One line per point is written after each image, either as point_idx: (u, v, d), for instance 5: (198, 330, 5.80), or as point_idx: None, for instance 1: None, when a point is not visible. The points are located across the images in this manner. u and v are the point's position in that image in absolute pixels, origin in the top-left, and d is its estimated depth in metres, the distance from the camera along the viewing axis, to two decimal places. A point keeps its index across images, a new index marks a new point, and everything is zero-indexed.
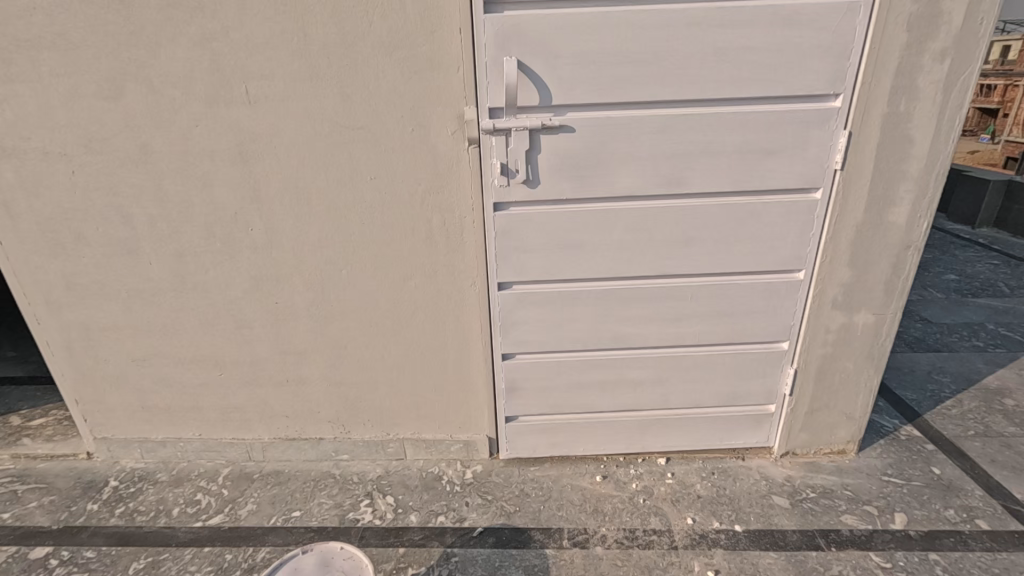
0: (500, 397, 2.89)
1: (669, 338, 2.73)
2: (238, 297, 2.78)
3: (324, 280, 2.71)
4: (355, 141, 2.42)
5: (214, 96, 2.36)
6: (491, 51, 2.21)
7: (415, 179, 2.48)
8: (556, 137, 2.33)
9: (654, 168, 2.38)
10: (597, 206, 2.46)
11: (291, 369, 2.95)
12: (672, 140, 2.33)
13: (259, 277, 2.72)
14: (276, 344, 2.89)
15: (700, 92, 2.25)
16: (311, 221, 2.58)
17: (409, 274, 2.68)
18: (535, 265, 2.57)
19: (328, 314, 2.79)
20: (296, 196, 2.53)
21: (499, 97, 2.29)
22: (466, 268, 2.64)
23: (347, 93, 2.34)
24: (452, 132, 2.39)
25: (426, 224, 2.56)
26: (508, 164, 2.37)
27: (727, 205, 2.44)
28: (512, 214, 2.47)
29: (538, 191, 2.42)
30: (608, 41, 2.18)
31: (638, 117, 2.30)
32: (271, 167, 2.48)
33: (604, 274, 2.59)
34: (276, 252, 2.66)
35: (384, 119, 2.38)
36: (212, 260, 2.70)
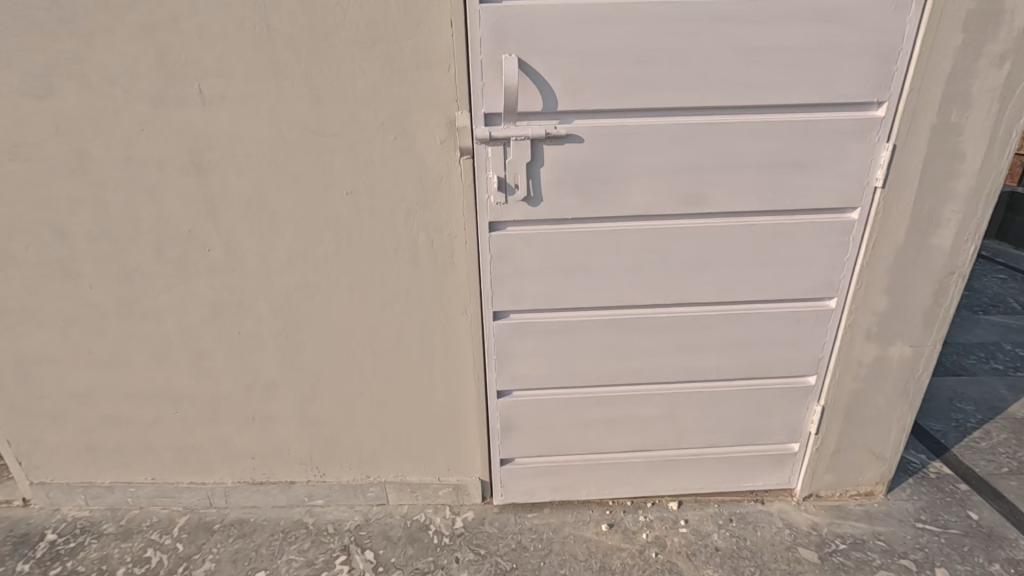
0: (494, 437, 2.57)
1: (686, 372, 2.43)
2: (194, 326, 2.42)
3: (294, 308, 2.37)
4: (329, 149, 2.09)
5: (161, 95, 2.02)
6: (487, 47, 1.90)
7: (398, 194, 2.15)
8: (561, 148, 2.03)
9: (673, 184, 2.09)
10: (608, 226, 2.16)
11: (257, 405, 2.60)
12: (693, 152, 2.04)
13: (218, 303, 2.37)
14: (239, 378, 2.53)
15: (726, 97, 1.97)
16: (278, 241, 2.24)
17: (392, 302, 2.35)
18: (535, 291, 2.26)
19: (299, 344, 2.45)
20: (260, 211, 2.19)
21: (496, 101, 1.98)
22: (458, 295, 2.32)
23: (319, 94, 2.01)
24: (442, 141, 2.08)
25: (411, 244, 2.23)
26: (507, 178, 2.06)
27: (754, 225, 2.15)
28: (511, 235, 2.16)
29: (540, 209, 2.12)
30: (622, 38, 1.89)
31: (655, 127, 2.01)
32: (230, 179, 2.14)
33: (613, 302, 2.28)
34: (238, 276, 2.31)
35: (363, 125, 2.05)
36: (164, 284, 2.34)
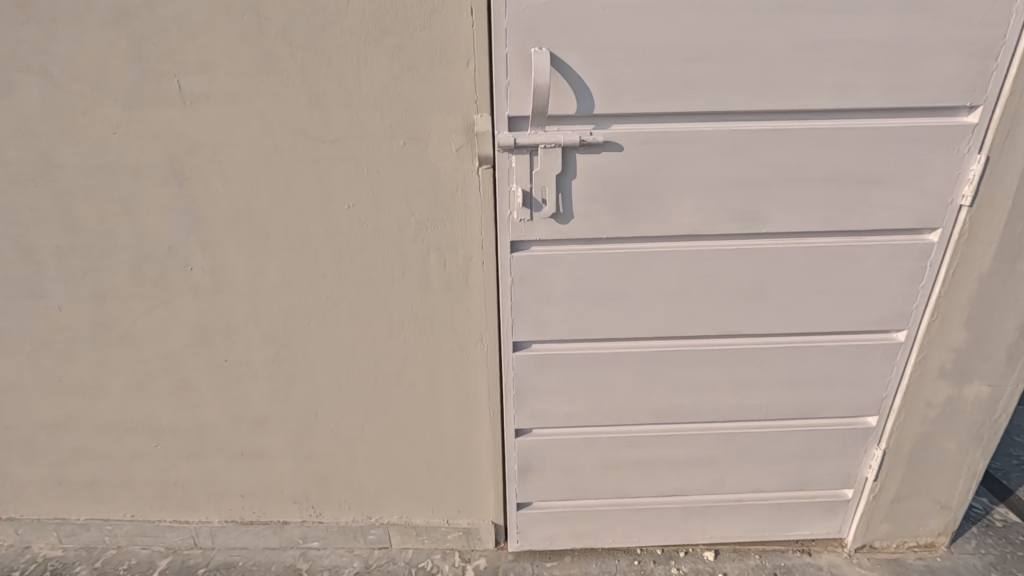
0: (511, 479, 2.29)
1: (730, 411, 2.15)
2: (176, 352, 2.16)
3: (287, 335, 2.10)
4: (328, 156, 1.81)
5: (136, 92, 1.75)
6: (513, 39, 1.64)
7: (407, 209, 1.88)
8: (597, 158, 1.76)
9: (724, 201, 1.81)
10: (647, 248, 1.88)
11: (247, 439, 2.33)
12: (749, 164, 1.76)
13: (202, 328, 2.10)
14: (226, 409, 2.27)
15: (792, 101, 1.69)
16: (270, 259, 1.97)
17: (398, 329, 2.07)
18: (562, 320, 1.98)
19: (293, 374, 2.18)
20: (250, 226, 1.92)
21: (522, 102, 1.71)
22: (472, 322, 2.04)
23: (317, 92, 1.74)
24: (458, 148, 1.80)
25: (421, 265, 1.96)
26: (533, 192, 1.79)
27: (817, 248, 1.87)
28: (535, 257, 1.88)
29: (570, 226, 1.84)
30: (671, 30, 1.62)
31: (706, 134, 1.73)
32: (216, 189, 1.87)
33: (651, 333, 2.00)
34: (225, 298, 2.05)
35: (367, 128, 1.78)
36: (142, 305, 2.08)
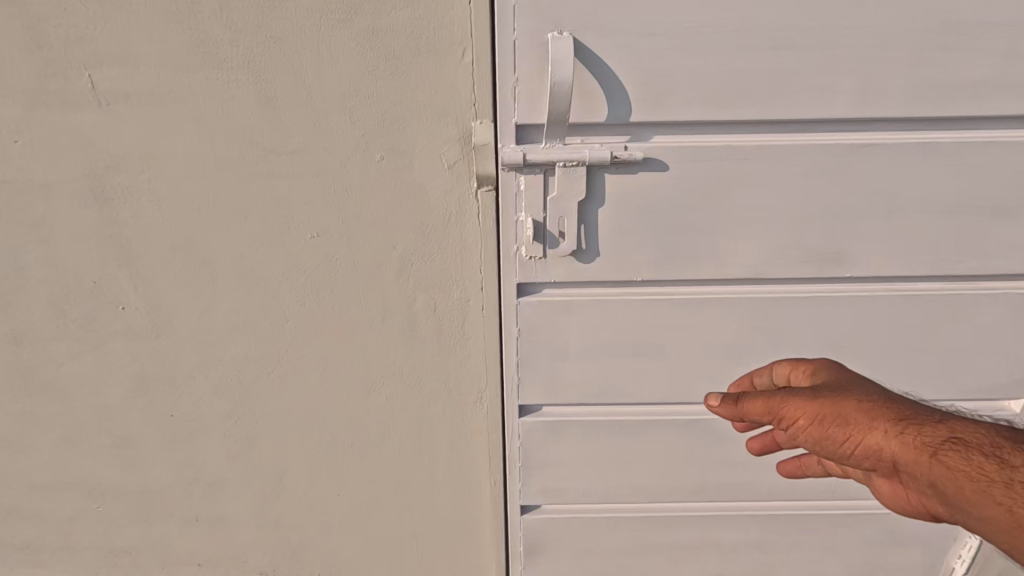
0: (516, 561, 1.89)
1: (788, 488, 1.73)
2: (113, 404, 1.78)
3: (243, 389, 1.71)
4: (284, 173, 1.41)
5: (40, 90, 1.36)
6: (524, 23, 1.25)
7: (386, 240, 1.47)
8: (631, 181, 1.36)
9: (796, 237, 1.40)
10: (691, 294, 1.48)
11: (201, 505, 1.95)
12: (828, 188, 1.36)
13: (142, 377, 1.73)
14: (175, 470, 1.89)
15: (883, 108, 1.31)
16: (217, 298, 1.58)
17: (377, 386, 1.67)
18: (581, 379, 1.58)
19: (252, 433, 1.79)
20: (191, 258, 1.53)
21: (535, 106, 1.32)
22: (470, 377, 1.64)
23: (267, 90, 1.34)
24: (452, 164, 1.40)
25: (405, 308, 1.55)
26: (547, 223, 1.39)
27: (914, 296, 1.44)
28: (550, 303, 1.48)
29: (594, 267, 1.45)
30: (729, 15, 1.24)
31: (774, 150, 1.34)
32: (147, 212, 1.48)
33: (694, 398, 1.60)
34: (166, 344, 1.66)
35: (334, 139, 1.38)
36: (68, 350, 1.70)
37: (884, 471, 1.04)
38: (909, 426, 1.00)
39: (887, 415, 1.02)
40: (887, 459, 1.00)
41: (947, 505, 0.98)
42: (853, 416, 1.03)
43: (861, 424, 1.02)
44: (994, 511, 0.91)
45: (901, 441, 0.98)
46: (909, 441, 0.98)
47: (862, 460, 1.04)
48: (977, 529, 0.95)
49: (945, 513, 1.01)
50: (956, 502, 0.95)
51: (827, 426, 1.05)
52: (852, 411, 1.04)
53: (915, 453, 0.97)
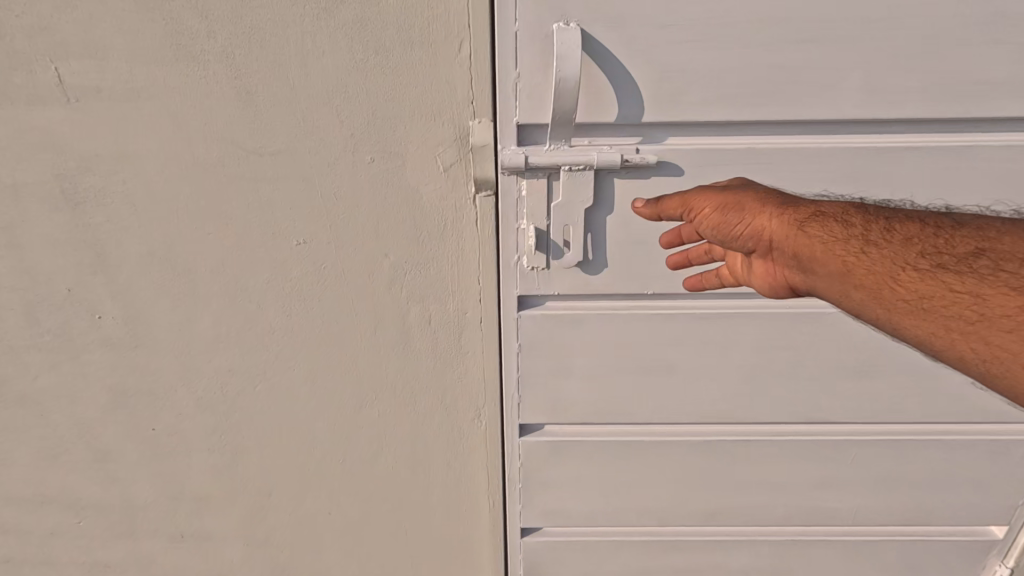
0: None
1: (806, 513, 1.63)
2: (92, 417, 1.69)
3: (227, 403, 1.61)
4: (267, 176, 1.31)
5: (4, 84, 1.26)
6: (527, 14, 1.16)
7: (377, 249, 1.37)
8: (642, 187, 1.28)
9: None
10: (707, 308, 1.41)
11: (183, 524, 1.84)
12: (857, 196, 1.26)
13: (121, 389, 1.63)
14: (157, 486, 1.79)
15: (920, 109, 1.19)
16: (198, 308, 1.48)
17: (369, 401, 1.57)
18: (587, 397, 1.49)
19: (236, 450, 1.69)
20: (169, 265, 1.43)
21: (538, 104, 1.23)
22: (468, 394, 1.53)
23: (248, 85, 1.24)
24: (448, 167, 1.29)
25: (398, 320, 1.45)
26: (551, 231, 1.32)
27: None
28: (555, 318, 1.41)
29: (601, 279, 1.37)
30: (752, 6, 1.13)
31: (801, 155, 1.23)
32: (121, 216, 1.38)
33: (710, 419, 1.51)
34: (146, 355, 1.57)
35: (320, 139, 1.28)
36: (43, 360, 1.61)
37: (757, 253, 1.13)
38: (791, 208, 1.09)
39: (775, 201, 1.11)
40: (765, 238, 1.09)
41: (804, 275, 1.06)
42: (748, 203, 1.12)
43: (754, 210, 1.11)
44: (837, 266, 1.00)
45: (778, 218, 1.08)
46: (785, 219, 1.07)
47: (741, 244, 1.14)
48: (822, 291, 1.05)
49: (801, 288, 1.09)
50: (805, 266, 1.05)
51: (727, 214, 1.13)
52: (749, 199, 1.13)
53: (784, 229, 1.07)
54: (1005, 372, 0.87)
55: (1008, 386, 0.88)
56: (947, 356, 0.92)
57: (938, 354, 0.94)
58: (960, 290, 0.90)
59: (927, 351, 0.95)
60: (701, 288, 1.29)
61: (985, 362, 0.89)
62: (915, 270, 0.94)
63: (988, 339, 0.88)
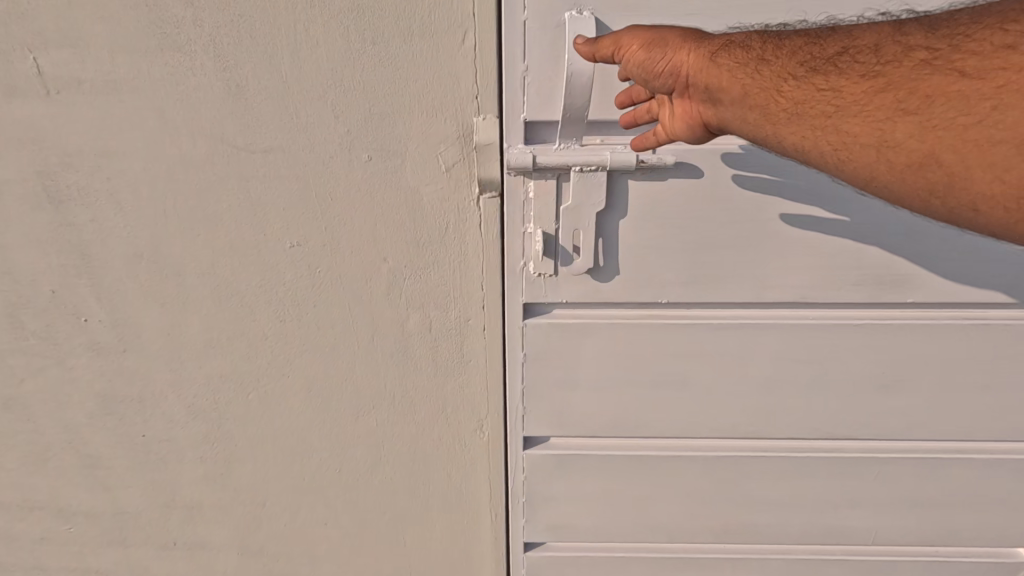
0: None
1: (824, 532, 1.55)
2: (79, 423, 1.63)
3: (219, 410, 1.54)
4: (258, 175, 1.24)
5: None
6: (536, 2, 1.09)
7: (376, 252, 1.30)
8: (660, 189, 1.22)
9: (843, 255, 1.26)
10: (724, 320, 1.33)
11: (175, 533, 1.78)
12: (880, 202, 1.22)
13: (108, 395, 1.56)
14: (147, 495, 1.72)
15: None
16: (187, 312, 1.41)
17: (367, 410, 1.50)
18: (595, 408, 1.42)
19: (229, 458, 1.62)
20: (157, 267, 1.36)
21: (547, 99, 1.15)
22: (471, 405, 1.46)
23: (237, 77, 1.16)
24: (450, 166, 1.21)
25: (398, 327, 1.38)
26: (560, 236, 1.24)
27: (970, 325, 1.30)
28: (561, 328, 1.33)
29: (612, 286, 1.30)
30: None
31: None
32: (105, 214, 1.31)
33: (723, 432, 1.44)
34: (133, 360, 1.50)
35: (315, 136, 1.20)
36: (28, 364, 1.54)
37: (677, 95, 1.04)
38: (707, 41, 1.00)
39: (698, 36, 1.02)
40: (676, 76, 1.00)
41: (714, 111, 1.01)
42: (670, 38, 1.02)
43: (675, 44, 1.01)
44: (732, 89, 0.95)
45: (689, 52, 1.00)
46: (698, 52, 0.99)
47: (659, 85, 1.04)
48: (734, 124, 0.98)
49: (714, 125, 1.01)
50: (707, 96, 0.99)
51: (651, 50, 1.02)
52: (672, 34, 1.02)
53: (693, 62, 0.99)
54: (863, 167, 0.85)
55: (865, 180, 0.86)
56: (820, 159, 0.89)
57: (814, 162, 0.91)
58: (829, 90, 0.86)
59: (805, 161, 0.92)
60: (642, 149, 1.12)
61: (848, 158, 0.86)
62: (790, 80, 0.91)
63: (842, 128, 0.85)
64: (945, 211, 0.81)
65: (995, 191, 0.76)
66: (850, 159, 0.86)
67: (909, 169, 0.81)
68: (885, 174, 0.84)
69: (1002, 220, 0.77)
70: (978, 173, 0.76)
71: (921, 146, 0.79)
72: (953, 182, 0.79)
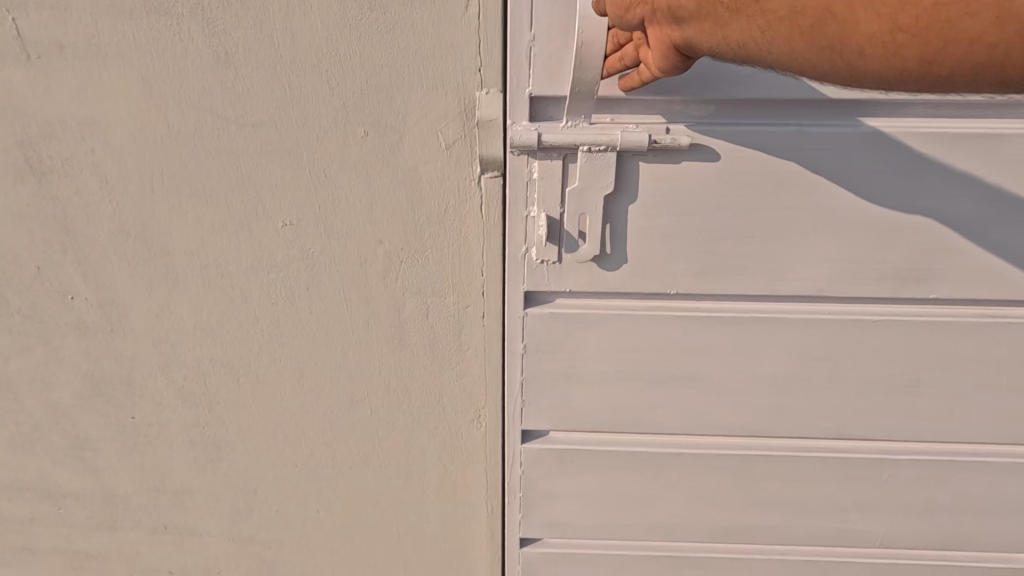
0: None
1: (831, 534, 1.50)
2: (66, 404, 1.58)
3: (209, 395, 1.50)
4: (248, 149, 1.18)
5: None
6: None
7: (371, 233, 1.24)
8: (672, 174, 1.15)
9: (862, 246, 1.20)
10: (735, 314, 1.27)
11: (166, 516, 1.74)
12: (901, 190, 1.16)
13: (97, 375, 1.52)
14: (138, 477, 1.68)
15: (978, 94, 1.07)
16: (175, 290, 1.35)
17: (360, 397, 1.45)
18: (597, 402, 1.37)
19: (219, 442, 1.57)
20: (143, 244, 1.30)
21: (554, 74, 1.08)
22: (468, 393, 1.41)
23: (225, 43, 1.09)
24: (450, 143, 1.15)
25: (393, 311, 1.32)
26: (565, 221, 1.18)
27: (992, 323, 1.24)
28: (563, 318, 1.28)
29: (618, 275, 1.24)
30: None
31: (842, 141, 1.13)
32: (90, 188, 1.25)
33: (730, 428, 1.38)
34: (120, 340, 1.45)
35: (307, 108, 1.14)
36: (13, 343, 1.50)
37: (647, 24, 0.88)
38: None
39: None
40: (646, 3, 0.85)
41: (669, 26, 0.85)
42: None
43: None
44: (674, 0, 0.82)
45: None
46: None
47: (630, 19, 0.88)
48: (697, 40, 0.83)
49: (690, 53, 0.87)
50: (666, 15, 0.83)
51: None
52: None
53: None
54: (779, 41, 0.77)
55: (783, 57, 0.79)
56: (752, 51, 0.80)
57: (740, 56, 0.83)
58: None
59: (730, 56, 0.84)
60: (632, 89, 1.03)
61: (769, 37, 0.78)
62: None
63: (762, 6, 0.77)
64: (847, 67, 0.75)
65: (881, 28, 0.71)
66: (768, 37, 0.78)
67: (813, 31, 0.75)
68: (797, 44, 0.76)
69: (890, 60, 0.72)
70: (864, 14, 0.71)
71: (816, 2, 0.74)
72: (847, 31, 0.73)
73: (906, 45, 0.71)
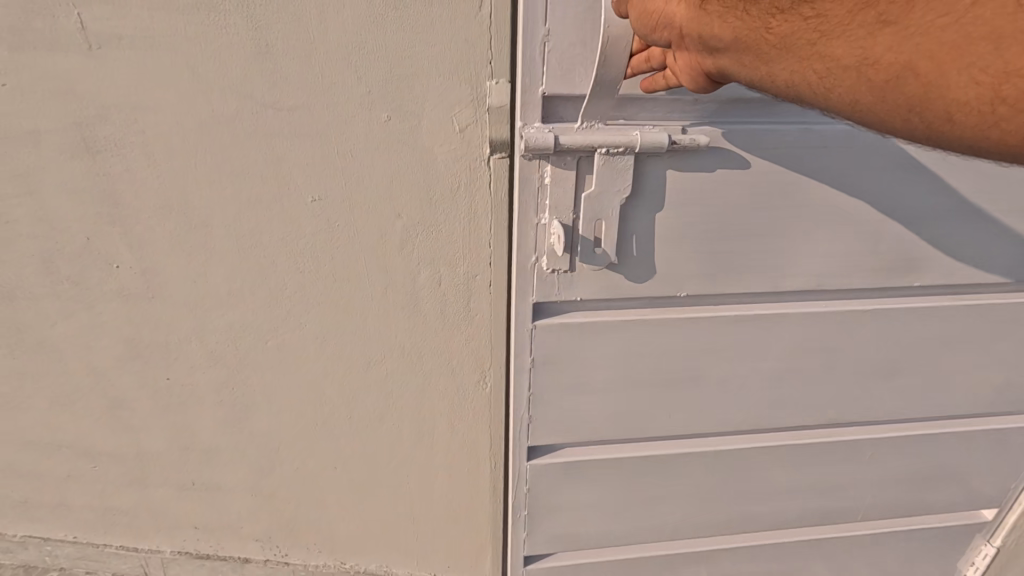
0: None
1: (805, 510, 1.74)
2: (107, 365, 1.73)
3: (239, 356, 1.64)
4: (281, 131, 1.32)
5: (22, 29, 1.25)
6: None
7: (390, 208, 1.38)
8: (681, 180, 1.30)
9: (839, 238, 1.38)
10: (727, 313, 1.49)
11: (196, 470, 1.89)
12: (862, 179, 1.32)
13: (135, 338, 1.66)
14: (170, 435, 1.83)
15: None
16: (210, 260, 1.50)
17: (378, 359, 1.59)
18: (600, 410, 1.56)
19: (247, 403, 1.72)
20: (184, 216, 1.45)
21: (557, 67, 1.22)
22: (473, 355, 1.55)
23: (266, 37, 1.24)
24: (463, 127, 1.30)
25: (408, 278, 1.46)
26: (578, 227, 1.33)
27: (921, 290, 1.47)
28: (574, 327, 1.45)
29: (621, 292, 1.42)
30: None
31: (823, 142, 1.28)
32: (138, 163, 1.39)
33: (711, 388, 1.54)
34: (159, 306, 1.59)
35: (335, 95, 1.27)
36: (59, 309, 1.63)
37: (673, 46, 1.00)
38: None
39: None
40: (671, 29, 0.96)
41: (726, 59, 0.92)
42: None
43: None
44: (723, 37, 0.90)
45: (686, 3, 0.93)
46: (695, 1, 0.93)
47: (654, 40, 1.01)
48: (744, 75, 0.92)
49: (716, 74, 0.99)
50: (700, 45, 0.94)
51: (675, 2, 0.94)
52: None
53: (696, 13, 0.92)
54: (844, 89, 0.83)
55: (848, 106, 0.84)
56: (817, 95, 0.86)
57: (788, 92, 0.90)
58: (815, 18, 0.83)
59: (776, 90, 0.91)
60: (655, 90, 1.18)
61: (839, 86, 0.83)
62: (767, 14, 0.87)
63: (832, 54, 0.82)
64: (924, 124, 0.81)
65: (973, 95, 0.75)
66: (833, 84, 0.83)
67: (891, 86, 0.79)
68: (869, 97, 0.81)
69: (977, 125, 0.77)
70: (957, 79, 0.75)
71: (898, 58, 0.77)
72: (931, 92, 0.77)
73: (1007, 115, 0.75)
